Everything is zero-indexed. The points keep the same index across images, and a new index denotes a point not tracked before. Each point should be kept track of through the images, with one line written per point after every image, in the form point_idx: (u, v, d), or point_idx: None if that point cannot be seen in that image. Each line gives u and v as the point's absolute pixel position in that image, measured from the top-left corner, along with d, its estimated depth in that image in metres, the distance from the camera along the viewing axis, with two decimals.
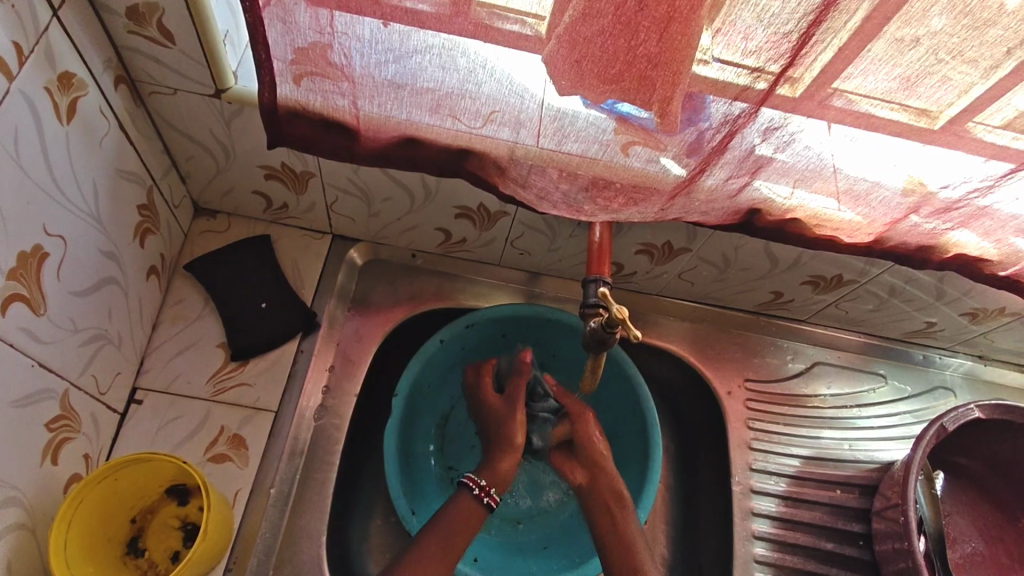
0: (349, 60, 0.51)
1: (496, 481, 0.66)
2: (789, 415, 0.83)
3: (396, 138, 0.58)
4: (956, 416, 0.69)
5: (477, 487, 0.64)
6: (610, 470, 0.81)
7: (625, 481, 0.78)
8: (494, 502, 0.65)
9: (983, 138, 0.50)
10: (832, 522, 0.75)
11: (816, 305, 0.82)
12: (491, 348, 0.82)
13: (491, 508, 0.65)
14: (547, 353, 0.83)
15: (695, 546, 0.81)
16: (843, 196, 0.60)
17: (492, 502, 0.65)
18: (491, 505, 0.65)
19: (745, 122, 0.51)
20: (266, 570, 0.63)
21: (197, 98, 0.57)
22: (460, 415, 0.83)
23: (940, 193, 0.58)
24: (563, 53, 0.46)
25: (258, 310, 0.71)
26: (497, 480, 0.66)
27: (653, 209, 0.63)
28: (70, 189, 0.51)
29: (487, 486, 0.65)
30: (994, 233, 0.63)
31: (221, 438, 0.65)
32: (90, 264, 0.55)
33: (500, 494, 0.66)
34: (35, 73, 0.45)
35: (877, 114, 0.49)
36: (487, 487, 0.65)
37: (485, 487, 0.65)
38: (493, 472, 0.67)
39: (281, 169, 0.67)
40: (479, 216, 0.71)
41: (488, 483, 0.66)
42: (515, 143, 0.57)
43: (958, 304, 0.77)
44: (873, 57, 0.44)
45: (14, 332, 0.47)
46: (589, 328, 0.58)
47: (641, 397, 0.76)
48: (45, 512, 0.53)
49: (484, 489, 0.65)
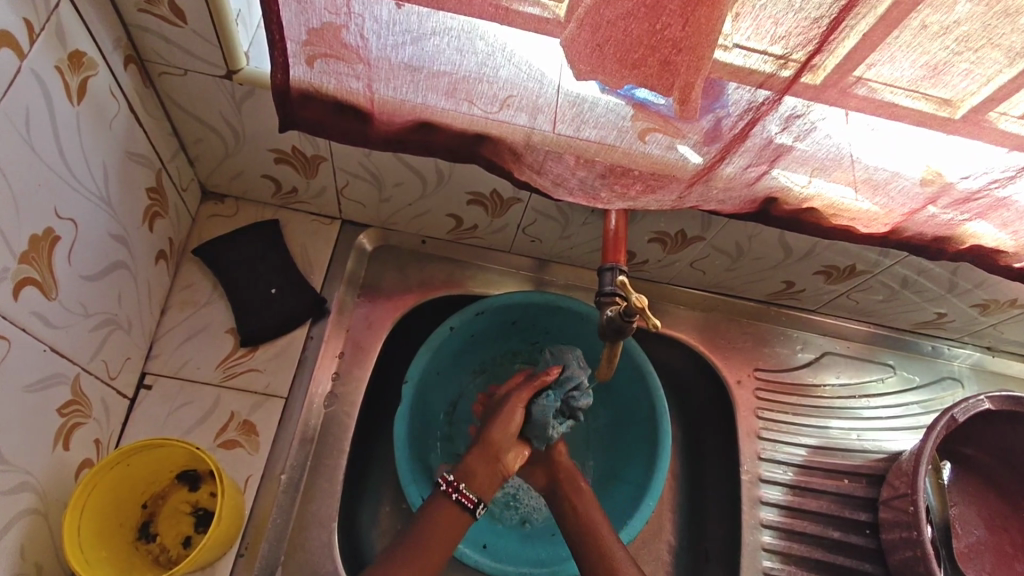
0: (364, 42, 0.50)
1: (466, 477, 0.63)
2: (798, 405, 0.83)
3: (410, 122, 0.57)
4: (966, 407, 0.69)
5: (446, 484, 0.62)
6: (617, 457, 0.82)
7: (632, 468, 0.79)
8: (464, 499, 0.62)
9: (1006, 128, 0.50)
10: (839, 511, 0.76)
11: (826, 295, 0.82)
12: (499, 335, 0.82)
13: (463, 505, 0.62)
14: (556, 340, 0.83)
15: (703, 533, 0.81)
16: (861, 186, 0.59)
17: (463, 499, 0.62)
18: (463, 501, 0.62)
19: (768, 110, 0.50)
20: (278, 557, 0.63)
21: (208, 79, 0.56)
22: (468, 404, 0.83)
23: (959, 184, 0.57)
24: (584, 37, 0.46)
25: (268, 296, 0.71)
26: (466, 474, 0.64)
27: (670, 197, 0.62)
28: (81, 170, 0.50)
29: (455, 482, 0.63)
30: (1011, 224, 0.62)
31: (231, 424, 0.65)
32: (100, 248, 0.54)
33: (473, 491, 0.63)
34: (46, 52, 0.44)
35: (898, 103, 0.48)
36: (455, 484, 0.63)
37: (455, 483, 0.63)
38: (465, 468, 0.64)
39: (292, 153, 0.66)
40: (492, 203, 0.71)
41: (457, 478, 0.63)
42: (531, 129, 0.56)
43: (968, 295, 0.77)
44: (899, 45, 0.43)
45: (27, 316, 0.47)
46: (606, 317, 0.57)
47: (651, 388, 0.76)
48: (57, 497, 0.52)
49: (452, 485, 0.63)
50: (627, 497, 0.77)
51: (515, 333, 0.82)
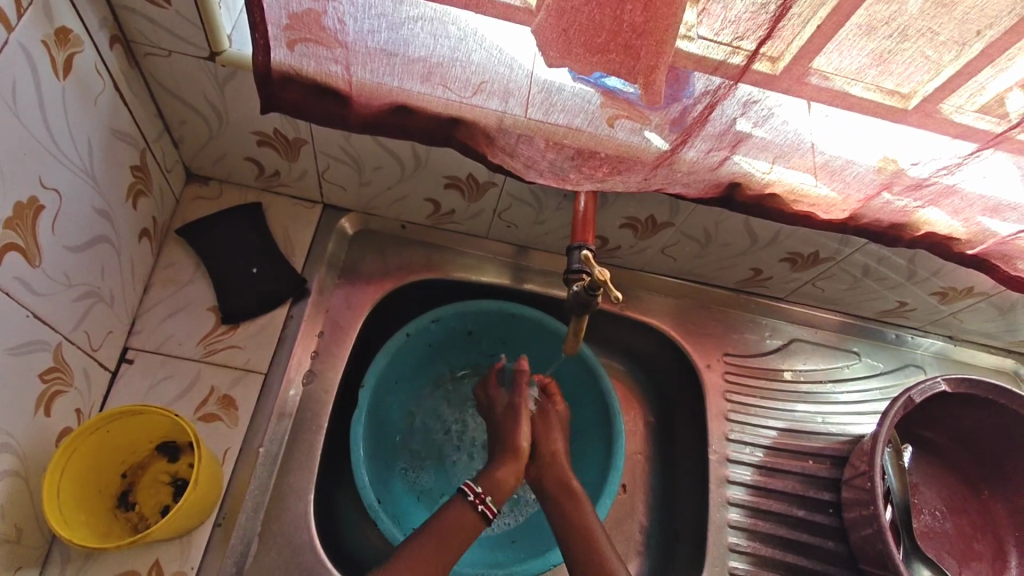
0: (342, 25, 0.52)
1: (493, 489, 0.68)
2: (765, 389, 0.85)
3: (387, 105, 0.60)
4: (922, 389, 0.72)
5: (474, 494, 0.66)
6: (572, 457, 0.85)
7: (589, 471, 0.82)
8: (471, 488, 0.66)
9: (951, 117, 0.53)
10: (804, 490, 0.78)
11: (793, 283, 0.85)
12: (457, 345, 0.85)
13: (487, 516, 0.66)
14: (511, 349, 0.86)
15: (674, 513, 0.84)
16: (820, 172, 0.62)
17: (487, 510, 0.66)
18: (487, 512, 0.66)
19: (725, 95, 0.53)
20: (255, 528, 0.64)
21: (191, 60, 0.58)
22: (428, 411, 0.85)
23: (910, 171, 0.60)
24: (551, 23, 0.48)
25: (249, 275, 0.72)
26: (492, 486, 0.68)
27: (637, 178, 0.64)
28: (65, 143, 0.52)
29: (482, 494, 0.66)
30: (962, 212, 0.65)
31: (211, 398, 0.66)
32: (83, 221, 0.56)
33: (477, 481, 0.68)
34: (33, 27, 0.46)
35: (850, 92, 0.51)
36: (482, 496, 0.66)
37: (482, 495, 0.66)
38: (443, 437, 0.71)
39: (274, 136, 0.68)
40: (468, 187, 0.73)
41: (484, 490, 0.67)
42: (504, 113, 0.59)
43: (927, 284, 0.80)
44: (847, 34, 0.46)
45: (10, 280, 0.48)
46: (572, 293, 0.59)
47: (604, 388, 0.81)
48: (38, 461, 0.54)
49: (480, 497, 0.66)
50: (586, 498, 0.80)
51: (473, 343, 0.86)
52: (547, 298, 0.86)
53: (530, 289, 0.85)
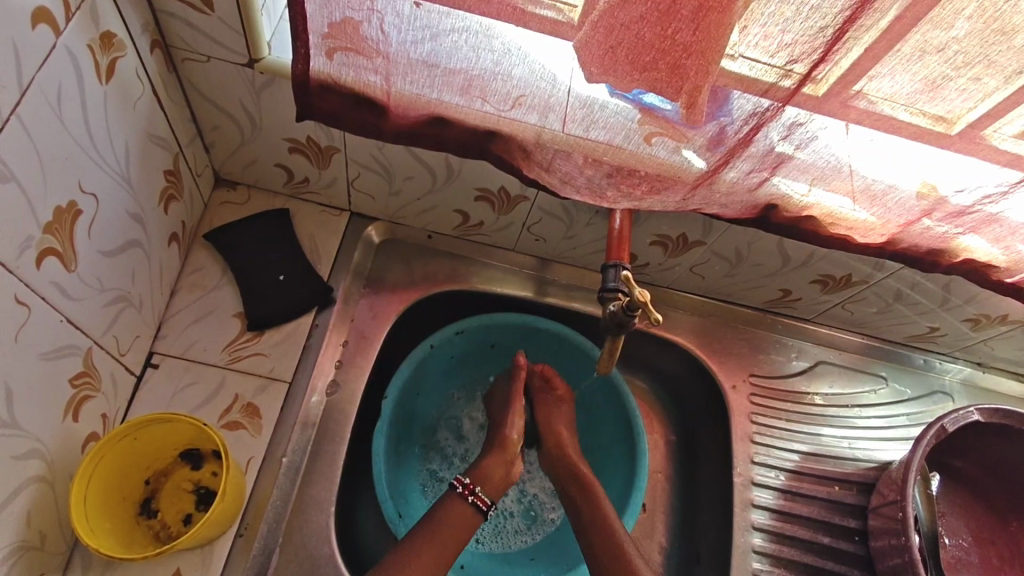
0: (384, 36, 0.51)
1: (481, 481, 0.69)
2: (790, 412, 0.84)
3: (424, 116, 0.59)
4: (956, 418, 0.70)
5: (463, 486, 0.67)
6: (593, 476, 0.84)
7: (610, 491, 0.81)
8: (479, 501, 0.67)
9: (999, 145, 0.51)
10: (829, 517, 0.77)
11: (822, 305, 0.84)
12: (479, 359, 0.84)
13: (479, 506, 0.67)
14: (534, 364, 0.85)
15: (695, 535, 0.83)
16: (859, 196, 0.61)
17: (477, 501, 0.67)
18: (477, 504, 0.67)
19: (771, 118, 0.52)
20: (276, 539, 0.63)
21: (229, 66, 0.58)
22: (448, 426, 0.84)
23: (953, 198, 0.59)
24: (598, 39, 0.47)
25: (276, 282, 0.72)
26: (481, 478, 0.69)
27: (674, 199, 0.64)
28: (104, 148, 0.52)
29: (471, 485, 0.68)
30: (1003, 240, 0.64)
31: (235, 406, 0.66)
32: (118, 225, 0.56)
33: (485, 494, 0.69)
34: (80, 31, 0.46)
35: (896, 117, 0.50)
36: (471, 487, 0.68)
37: (470, 485, 0.68)
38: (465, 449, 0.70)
39: (306, 143, 0.67)
40: (499, 200, 0.72)
41: (472, 482, 0.68)
42: (543, 127, 0.58)
43: (959, 310, 0.79)
44: (901, 57, 0.45)
45: (47, 285, 0.48)
46: (608, 312, 0.58)
47: (628, 406, 0.80)
48: (64, 467, 0.53)
49: (468, 488, 0.68)
50: None
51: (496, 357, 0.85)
52: (571, 313, 0.85)
53: (553, 303, 0.84)
